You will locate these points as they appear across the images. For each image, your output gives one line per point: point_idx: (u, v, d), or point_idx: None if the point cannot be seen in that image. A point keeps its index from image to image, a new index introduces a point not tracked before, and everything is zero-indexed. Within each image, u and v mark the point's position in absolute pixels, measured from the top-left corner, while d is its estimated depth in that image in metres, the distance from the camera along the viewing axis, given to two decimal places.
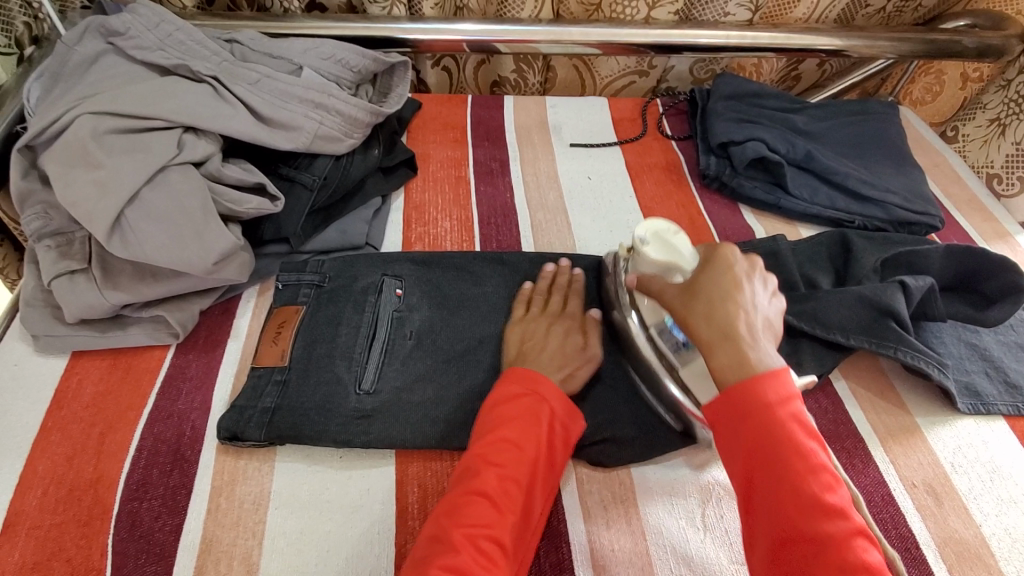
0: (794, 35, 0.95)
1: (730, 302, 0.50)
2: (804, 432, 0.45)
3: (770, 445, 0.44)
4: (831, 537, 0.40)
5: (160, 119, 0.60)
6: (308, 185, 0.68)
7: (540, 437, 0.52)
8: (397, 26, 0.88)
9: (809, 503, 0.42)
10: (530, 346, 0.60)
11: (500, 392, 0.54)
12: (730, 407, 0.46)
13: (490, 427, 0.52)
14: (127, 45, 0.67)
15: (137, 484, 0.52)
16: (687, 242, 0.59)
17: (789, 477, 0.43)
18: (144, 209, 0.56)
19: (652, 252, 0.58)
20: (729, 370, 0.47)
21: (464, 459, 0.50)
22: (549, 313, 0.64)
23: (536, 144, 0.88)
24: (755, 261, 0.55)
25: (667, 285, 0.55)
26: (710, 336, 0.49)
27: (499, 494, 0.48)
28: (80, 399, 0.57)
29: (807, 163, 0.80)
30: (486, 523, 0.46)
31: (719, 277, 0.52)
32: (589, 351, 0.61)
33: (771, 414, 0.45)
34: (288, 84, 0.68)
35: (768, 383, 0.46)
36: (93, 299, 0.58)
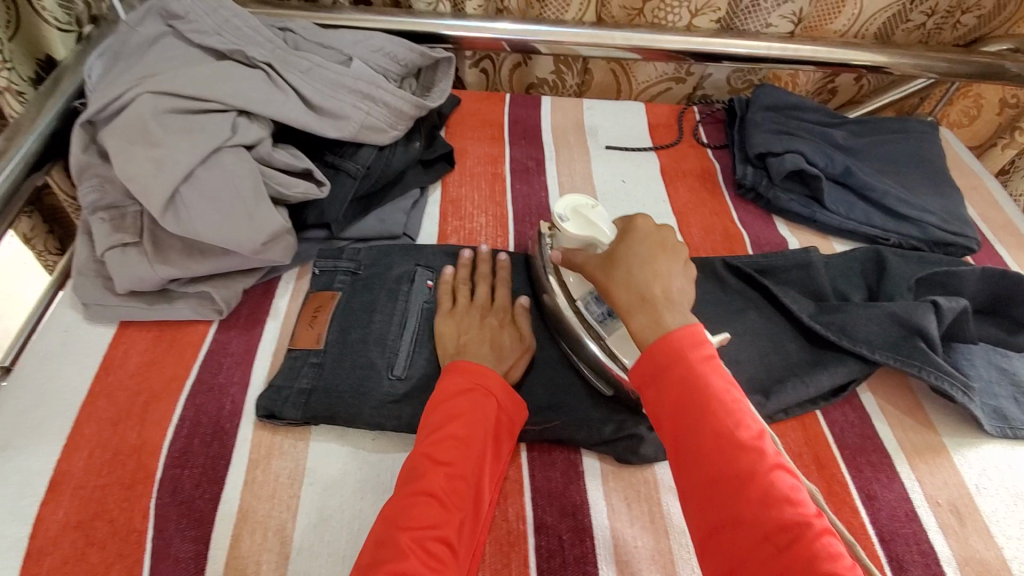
0: (836, 50, 0.95)
1: (646, 269, 0.53)
2: (716, 376, 0.47)
3: (692, 397, 0.45)
4: (749, 474, 0.42)
5: (216, 102, 0.62)
6: (352, 173, 0.70)
7: (487, 431, 0.53)
8: (442, 22, 0.90)
9: (726, 442, 0.43)
10: (464, 340, 0.60)
11: (446, 388, 0.54)
12: (649, 363, 0.48)
13: (436, 424, 0.52)
14: (186, 29, 0.69)
15: (179, 451, 0.54)
16: (605, 216, 0.62)
17: (712, 427, 0.44)
18: (198, 187, 0.58)
19: (571, 227, 0.60)
20: (648, 330, 0.49)
21: (410, 458, 0.50)
22: (478, 305, 0.64)
23: (572, 145, 0.89)
24: (669, 230, 0.57)
25: (588, 258, 0.57)
26: (629, 302, 0.51)
27: (446, 492, 0.48)
28: (126, 367, 0.59)
29: (845, 178, 0.80)
30: (435, 523, 0.46)
31: (637, 246, 0.55)
32: (523, 339, 0.61)
33: (689, 368, 0.46)
34: (338, 74, 0.70)
35: (686, 334, 0.48)
36: (145, 272, 0.60)
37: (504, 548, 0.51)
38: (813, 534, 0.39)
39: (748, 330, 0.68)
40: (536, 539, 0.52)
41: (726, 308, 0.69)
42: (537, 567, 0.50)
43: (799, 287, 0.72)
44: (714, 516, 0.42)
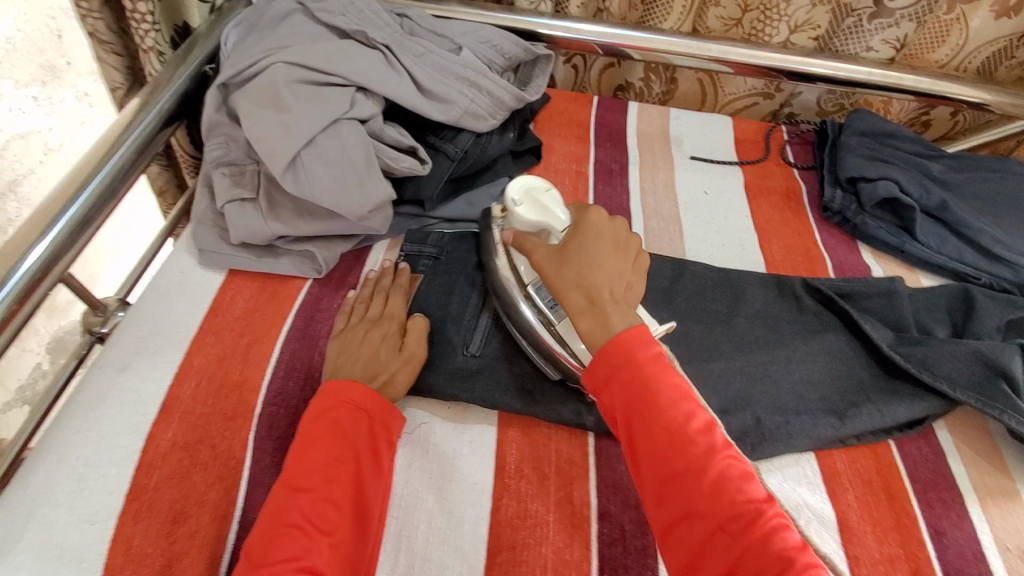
0: (937, 81, 0.92)
1: (594, 269, 0.54)
2: (663, 370, 0.48)
3: (641, 395, 0.47)
4: (701, 469, 0.44)
5: (340, 77, 0.67)
6: (450, 155, 0.73)
7: (353, 447, 0.52)
8: (542, 22, 0.93)
9: (676, 439, 0.45)
10: (342, 360, 0.59)
11: (309, 412, 0.54)
12: (600, 364, 0.49)
13: (294, 452, 0.51)
14: (316, 8, 0.74)
15: (275, 391, 0.58)
16: (558, 200, 0.61)
17: (662, 425, 0.46)
18: (317, 153, 0.63)
19: (525, 211, 0.60)
20: (597, 333, 0.50)
21: (273, 489, 0.49)
22: (368, 318, 0.63)
23: (656, 153, 0.90)
24: (621, 226, 0.58)
25: (540, 246, 0.57)
26: (579, 304, 0.52)
27: (312, 517, 0.48)
28: (233, 312, 0.64)
29: (940, 212, 0.79)
30: (298, 554, 0.45)
31: (588, 245, 0.55)
32: (407, 350, 0.60)
33: (640, 367, 0.48)
34: (448, 61, 0.74)
35: (640, 333, 0.49)
36: (259, 226, 0.65)
37: (568, 527, 0.53)
38: (769, 528, 0.41)
39: (824, 351, 0.67)
40: (599, 524, 0.53)
41: (803, 327, 0.69)
42: (598, 549, 0.52)
43: (880, 316, 0.70)
44: (670, 513, 0.44)
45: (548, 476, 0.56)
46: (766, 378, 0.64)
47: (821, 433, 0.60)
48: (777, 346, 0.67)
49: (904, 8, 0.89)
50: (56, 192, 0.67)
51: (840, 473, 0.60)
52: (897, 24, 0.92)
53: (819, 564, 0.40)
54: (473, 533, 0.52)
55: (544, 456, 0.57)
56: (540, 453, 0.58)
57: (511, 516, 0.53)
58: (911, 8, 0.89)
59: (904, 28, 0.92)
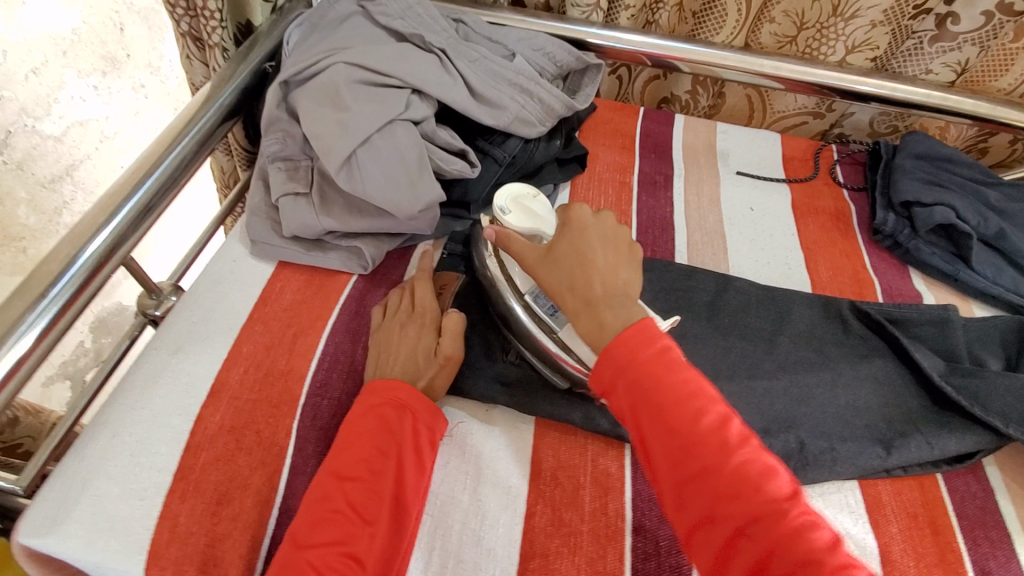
0: (1000, 108, 0.89)
1: (582, 264, 0.54)
2: (677, 366, 0.47)
3: (646, 394, 0.46)
4: (725, 469, 0.43)
5: (397, 79, 0.69)
6: (499, 160, 0.74)
7: (400, 444, 0.53)
8: (593, 32, 0.93)
9: (696, 439, 0.44)
10: (382, 360, 0.59)
11: (358, 406, 0.54)
12: (605, 362, 0.49)
13: (342, 443, 0.52)
14: (376, 11, 0.76)
15: (319, 382, 0.60)
16: (544, 205, 0.66)
17: (676, 424, 0.45)
18: (372, 153, 0.64)
19: (515, 219, 0.63)
20: (592, 332, 0.51)
21: (318, 476, 0.51)
22: (404, 313, 0.63)
23: (701, 166, 0.90)
24: (605, 216, 0.57)
25: (527, 249, 0.58)
26: (574, 305, 0.53)
27: (356, 508, 0.49)
28: (282, 302, 0.66)
29: (997, 241, 0.76)
30: (342, 540, 0.47)
31: (576, 241, 0.55)
32: (442, 351, 0.60)
33: (642, 365, 0.47)
34: (502, 68, 0.75)
35: (636, 330, 0.49)
36: (311, 221, 0.67)
37: (602, 538, 0.53)
38: (799, 528, 0.40)
39: (871, 377, 0.65)
40: (633, 539, 0.53)
41: (850, 350, 0.67)
42: (632, 564, 0.51)
43: (932, 345, 0.68)
44: (693, 513, 0.43)
45: (583, 485, 0.56)
46: (810, 400, 0.63)
47: (865, 461, 0.59)
48: (822, 369, 0.65)
49: (967, 32, 0.87)
50: (123, 178, 0.70)
51: (884, 505, 0.58)
52: (959, 48, 0.89)
53: (854, 562, 0.40)
54: (507, 536, 0.52)
55: (580, 465, 0.57)
56: (575, 462, 0.58)
57: (545, 523, 0.53)
58: (975, 33, 0.87)
59: (966, 52, 0.89)
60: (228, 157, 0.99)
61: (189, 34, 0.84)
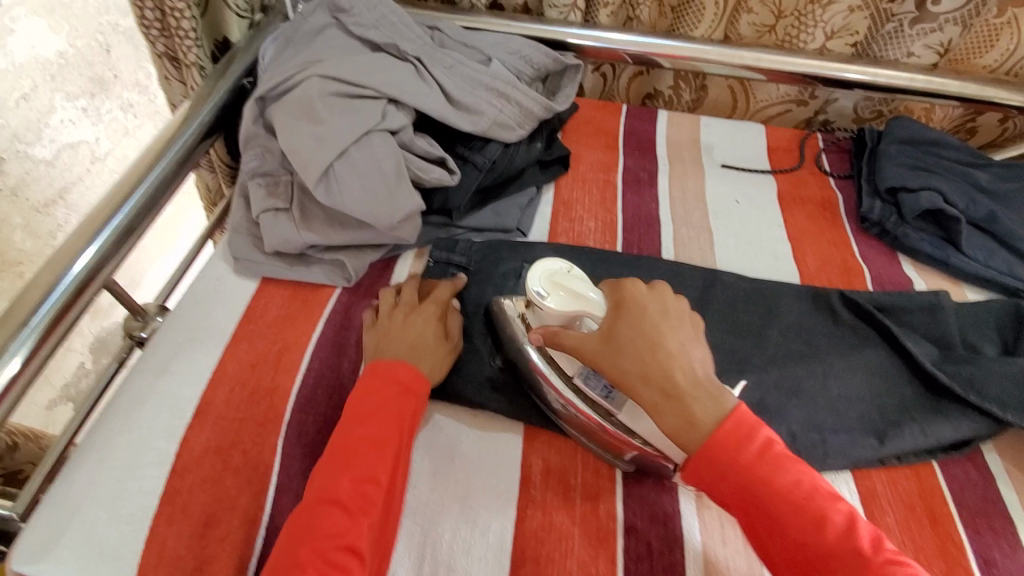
0: (985, 87, 0.89)
1: (658, 355, 0.51)
2: (777, 464, 0.48)
3: (757, 501, 0.47)
4: (857, 571, 0.44)
5: (371, 89, 0.68)
6: (479, 166, 0.74)
7: (401, 430, 0.53)
8: (571, 31, 0.93)
9: (814, 539, 0.45)
10: (384, 343, 0.59)
11: (357, 398, 0.54)
12: (705, 466, 0.49)
13: (344, 432, 0.52)
14: (350, 22, 0.76)
15: (305, 399, 0.59)
16: (582, 279, 0.55)
17: (788, 526, 0.46)
18: (349, 165, 0.64)
19: (557, 306, 0.54)
20: (683, 432, 0.49)
21: (319, 470, 0.51)
22: (405, 305, 0.63)
23: (686, 161, 0.89)
24: (660, 291, 0.55)
25: (585, 341, 0.53)
26: (655, 400, 0.50)
27: (353, 499, 0.48)
28: (266, 318, 0.66)
29: (988, 223, 0.75)
30: (340, 531, 0.47)
31: (641, 331, 0.52)
32: (449, 338, 0.61)
33: (751, 471, 0.48)
34: (478, 73, 0.75)
35: (731, 425, 0.49)
36: (292, 236, 0.66)
37: (593, 540, 0.52)
38: None
39: (863, 367, 0.65)
40: (625, 539, 0.52)
41: (840, 340, 0.67)
42: (624, 565, 0.51)
43: (923, 332, 0.68)
44: None
45: (574, 488, 0.55)
46: (801, 392, 0.62)
47: (860, 453, 0.58)
48: (812, 360, 0.65)
49: (949, 12, 0.86)
50: (103, 202, 0.70)
51: (879, 495, 0.57)
52: (941, 29, 0.88)
53: None
54: (498, 543, 0.52)
55: (571, 467, 0.57)
56: (566, 464, 0.57)
57: (537, 528, 0.53)
58: (957, 13, 0.86)
59: (949, 32, 0.88)
60: (213, 174, 0.99)
61: (165, 54, 0.84)
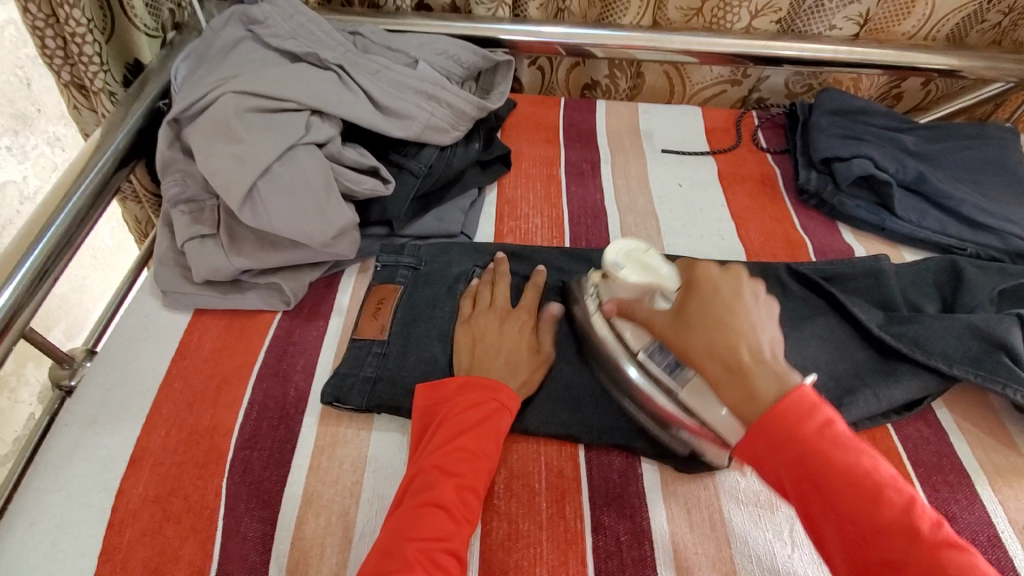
0: (907, 54, 0.90)
1: (726, 330, 0.49)
2: (837, 442, 0.44)
3: (815, 476, 0.43)
4: (916, 553, 0.40)
5: (292, 101, 0.65)
6: (415, 172, 0.72)
7: (496, 442, 0.52)
8: (501, 27, 0.91)
9: (872, 519, 0.42)
10: (482, 349, 0.59)
11: (458, 402, 0.53)
12: (760, 439, 0.46)
13: (446, 438, 0.51)
14: (265, 33, 0.73)
15: (248, 434, 0.56)
16: (660, 258, 0.59)
17: (842, 502, 0.43)
18: (273, 182, 0.61)
19: (630, 276, 0.58)
20: (744, 405, 0.47)
21: (420, 470, 0.50)
22: (498, 310, 0.63)
23: (627, 149, 0.89)
24: (740, 273, 0.52)
25: (656, 314, 0.54)
26: (718, 374, 0.49)
27: (456, 503, 0.47)
28: (201, 352, 0.62)
29: (918, 184, 0.77)
30: (442, 535, 0.46)
31: (713, 308, 0.50)
32: (540, 351, 0.61)
33: (810, 445, 0.44)
34: (405, 76, 0.73)
35: (795, 402, 0.45)
36: (221, 262, 0.63)
37: (562, 545, 0.51)
38: None
39: (815, 338, 0.65)
40: (594, 537, 0.51)
41: (790, 313, 0.67)
42: (594, 567, 0.50)
43: (867, 296, 0.69)
44: None
45: (539, 493, 0.54)
46: None
47: None
48: None
49: None
50: (11, 245, 0.64)
51: None
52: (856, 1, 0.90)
53: None
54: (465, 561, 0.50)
55: (535, 472, 0.55)
56: (529, 469, 0.55)
57: (503, 540, 0.51)
58: None
59: (865, 2, 0.91)
60: (140, 205, 0.93)
61: (71, 83, 0.79)
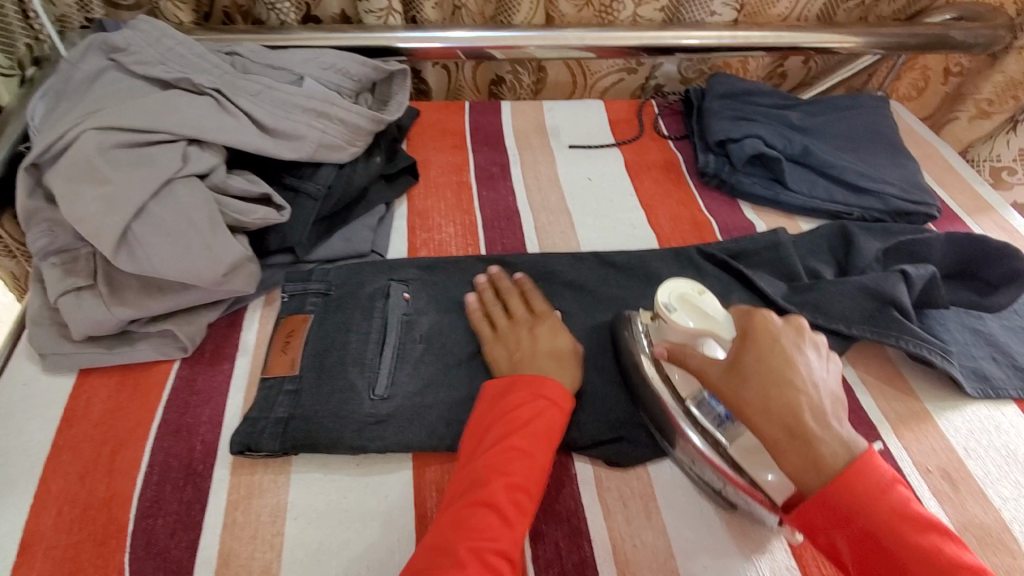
0: (784, 33, 0.95)
1: (786, 388, 0.48)
2: (891, 500, 0.44)
3: (871, 537, 0.43)
4: None
5: (164, 133, 0.61)
6: (313, 194, 0.68)
7: (549, 442, 0.51)
8: (394, 35, 0.89)
9: (927, 575, 0.42)
10: (520, 357, 0.57)
11: (508, 401, 0.53)
12: (818, 508, 0.45)
13: (499, 437, 0.50)
14: (129, 61, 0.68)
15: (151, 500, 0.51)
16: (715, 303, 0.54)
17: (899, 562, 0.42)
18: (150, 222, 0.56)
19: (684, 320, 0.52)
20: (807, 474, 0.45)
21: (472, 468, 0.49)
22: (520, 319, 0.61)
23: (535, 148, 0.89)
24: (800, 325, 0.52)
25: (708, 364, 0.51)
26: (778, 437, 0.47)
27: (508, 505, 0.47)
28: (91, 417, 0.56)
29: (804, 158, 0.82)
30: (494, 536, 0.45)
31: (771, 360, 0.49)
32: (574, 348, 0.59)
33: (863, 502, 0.44)
34: (290, 94, 0.69)
35: (856, 467, 0.44)
36: (102, 315, 0.57)
37: None
38: None
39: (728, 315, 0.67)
40: (532, 548, 0.51)
41: None
42: None
43: (771, 269, 0.72)
44: None
45: None
46: None
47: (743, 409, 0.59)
48: None
49: None
50: None
51: None
52: None
53: None
54: None
55: None
56: None
57: None
58: None
59: None
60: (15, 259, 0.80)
61: None
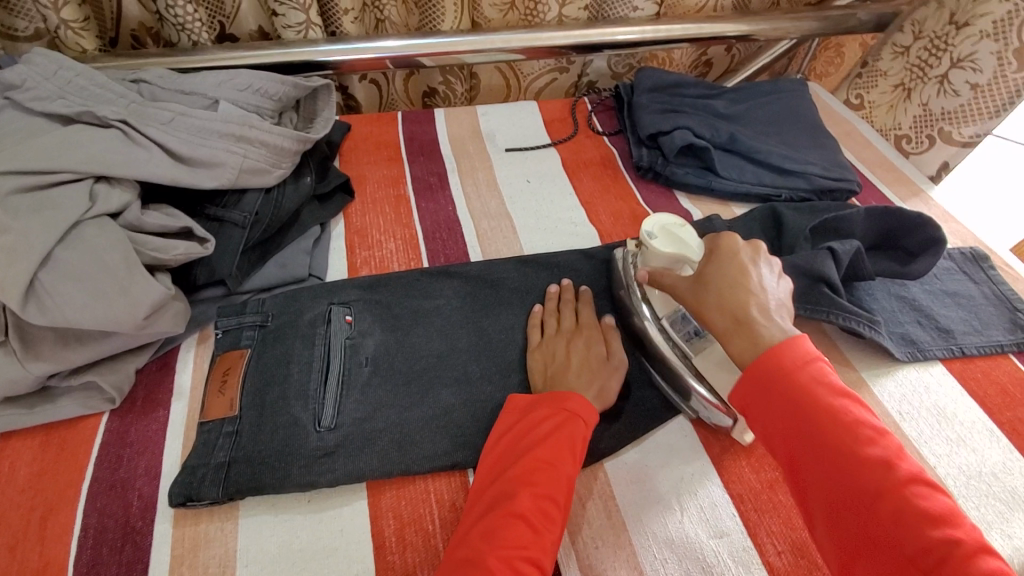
0: (704, 25, 0.98)
1: (739, 288, 0.50)
2: (829, 390, 0.44)
3: (796, 411, 0.43)
4: (882, 487, 0.39)
5: (67, 172, 0.57)
6: (239, 223, 0.66)
7: (574, 450, 0.50)
8: (316, 49, 0.86)
9: (847, 456, 0.41)
10: (551, 371, 0.58)
11: (532, 416, 0.53)
12: (750, 378, 0.46)
13: (524, 450, 0.50)
14: (25, 98, 0.63)
15: (87, 565, 0.48)
16: (693, 232, 0.59)
17: (822, 439, 0.42)
18: (58, 269, 0.52)
19: (660, 245, 0.58)
20: (747, 352, 0.47)
21: (499, 483, 0.48)
22: (565, 331, 0.62)
23: (472, 154, 0.88)
24: (759, 246, 0.54)
25: (676, 279, 0.55)
26: (725, 326, 0.49)
27: (536, 513, 0.46)
28: (14, 484, 0.52)
29: (732, 145, 0.84)
30: (522, 544, 0.44)
31: (727, 269, 0.51)
32: (613, 357, 0.59)
33: (791, 379, 0.44)
34: (205, 119, 0.66)
35: (791, 354, 0.45)
36: (15, 374, 0.52)
37: None
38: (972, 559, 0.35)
39: None
40: None
41: None
42: None
43: None
44: (850, 539, 0.39)
45: (433, 534, 0.51)
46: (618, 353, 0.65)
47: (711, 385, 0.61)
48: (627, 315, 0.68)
49: None
50: None
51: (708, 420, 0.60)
52: None
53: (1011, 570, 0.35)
54: None
55: (426, 513, 0.52)
56: (421, 512, 0.52)
57: None
58: None
59: None
60: None
61: None
